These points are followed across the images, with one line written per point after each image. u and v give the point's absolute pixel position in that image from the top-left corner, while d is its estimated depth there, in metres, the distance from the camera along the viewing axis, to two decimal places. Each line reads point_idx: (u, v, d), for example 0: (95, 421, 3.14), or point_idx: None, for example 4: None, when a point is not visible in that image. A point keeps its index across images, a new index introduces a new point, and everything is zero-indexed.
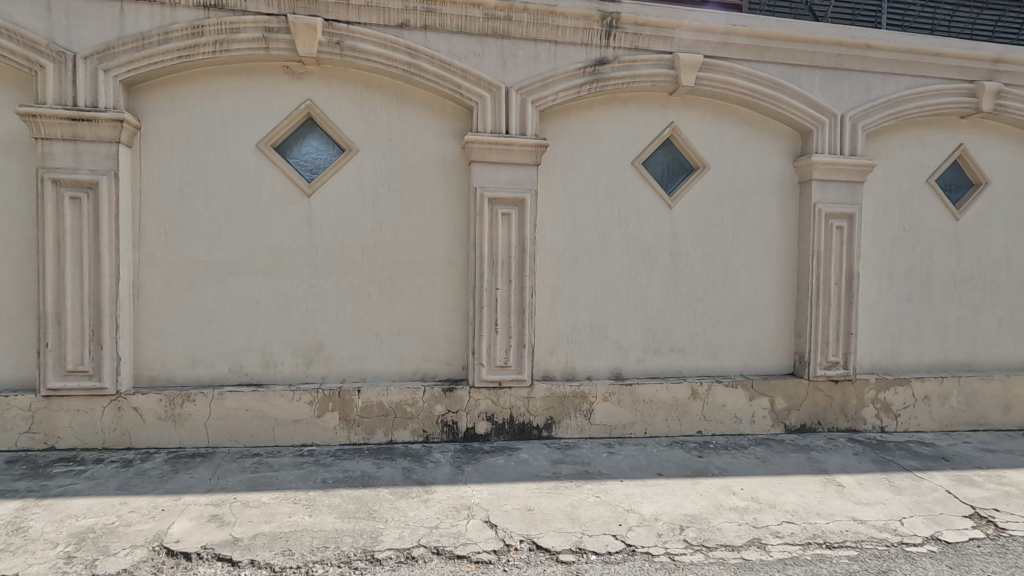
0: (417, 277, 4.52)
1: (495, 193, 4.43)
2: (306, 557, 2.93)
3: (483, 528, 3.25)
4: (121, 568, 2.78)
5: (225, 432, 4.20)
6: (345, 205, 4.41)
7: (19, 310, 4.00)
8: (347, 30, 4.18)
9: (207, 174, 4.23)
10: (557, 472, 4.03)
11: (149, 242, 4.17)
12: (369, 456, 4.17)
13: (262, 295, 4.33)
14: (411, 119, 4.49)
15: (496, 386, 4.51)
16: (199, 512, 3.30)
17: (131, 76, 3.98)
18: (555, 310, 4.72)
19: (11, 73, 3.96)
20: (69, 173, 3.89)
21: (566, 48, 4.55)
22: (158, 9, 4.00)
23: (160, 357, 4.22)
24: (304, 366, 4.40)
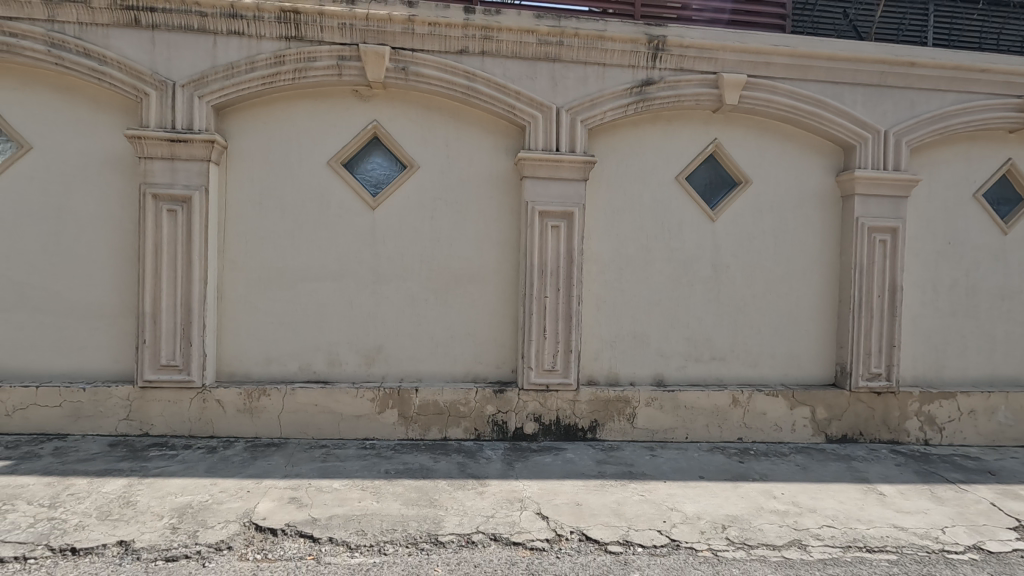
0: (470, 284, 4.83)
1: (545, 207, 4.70)
2: (377, 537, 3.24)
3: (536, 518, 3.50)
4: (219, 539, 3.14)
5: (295, 425, 4.59)
6: (406, 218, 4.76)
7: (121, 309, 4.48)
8: (411, 56, 4.55)
9: (283, 189, 4.65)
10: (602, 471, 4.25)
11: (231, 250, 4.60)
12: (426, 450, 4.48)
13: (329, 299, 4.70)
14: (467, 137, 4.82)
15: (544, 389, 4.77)
16: (280, 494, 3.66)
17: (220, 101, 4.43)
18: (600, 317, 4.96)
19: (119, 100, 4.47)
20: (166, 188, 4.36)
21: (614, 70, 4.82)
22: (245, 41, 4.45)
23: (238, 354, 4.64)
24: (366, 366, 4.75)
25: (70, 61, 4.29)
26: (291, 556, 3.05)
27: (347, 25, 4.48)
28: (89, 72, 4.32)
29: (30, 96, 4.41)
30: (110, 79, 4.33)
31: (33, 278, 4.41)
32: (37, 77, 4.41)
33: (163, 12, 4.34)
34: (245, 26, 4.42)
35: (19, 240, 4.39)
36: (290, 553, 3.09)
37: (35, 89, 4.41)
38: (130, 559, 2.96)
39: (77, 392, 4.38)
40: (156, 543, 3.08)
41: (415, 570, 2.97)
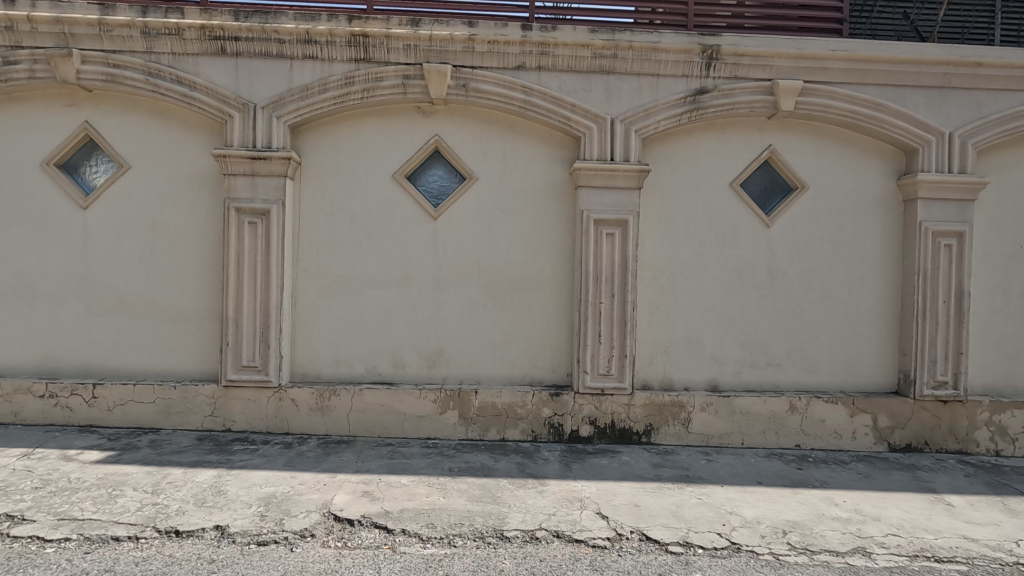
0: (527, 290, 5.00)
1: (600, 215, 4.83)
2: (447, 530, 3.38)
3: (596, 518, 3.58)
4: (303, 527, 3.36)
5: (363, 423, 4.85)
6: (466, 227, 4.98)
7: (206, 314, 4.87)
8: (471, 74, 4.79)
9: (351, 201, 4.94)
10: (658, 474, 4.32)
11: (305, 259, 4.93)
12: (486, 450, 4.66)
13: (393, 305, 4.96)
14: (524, 149, 5.00)
15: (599, 393, 4.87)
16: (353, 487, 3.88)
17: (296, 120, 4.76)
18: (654, 323, 5.03)
19: (205, 121, 4.87)
20: (248, 202, 4.72)
21: (667, 80, 4.91)
22: (319, 64, 4.78)
23: (310, 356, 4.95)
24: (428, 369, 4.98)
25: (164, 88, 4.71)
26: (369, 545, 3.23)
27: (412, 46, 4.75)
28: (181, 97, 4.73)
29: (129, 121, 4.87)
30: (199, 103, 4.73)
31: (131, 286, 4.85)
32: (135, 103, 4.87)
33: (246, 40, 4.72)
34: (318, 51, 4.75)
35: (119, 251, 4.85)
36: (367, 542, 3.27)
37: (134, 113, 4.87)
38: (227, 542, 3.21)
39: (168, 389, 4.78)
40: (248, 528, 3.32)
41: (484, 562, 3.10)
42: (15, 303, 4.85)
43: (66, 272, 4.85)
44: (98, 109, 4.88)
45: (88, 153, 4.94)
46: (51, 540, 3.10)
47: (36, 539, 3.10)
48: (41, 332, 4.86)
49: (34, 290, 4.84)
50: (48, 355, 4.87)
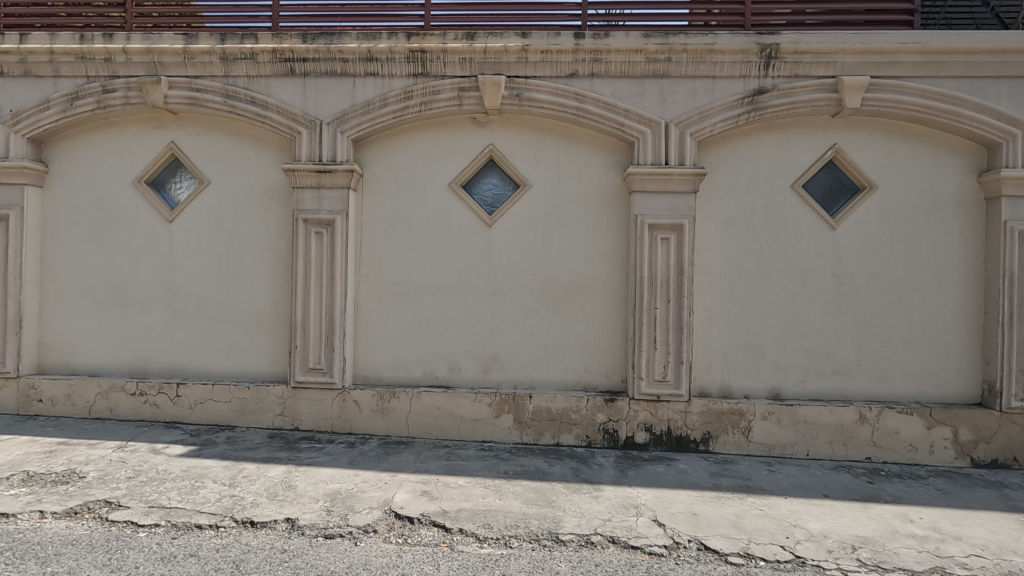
0: (581, 295, 5.03)
1: (654, 220, 4.79)
2: (503, 531, 3.43)
3: (652, 525, 3.53)
4: (366, 523, 3.49)
5: (421, 425, 5.00)
6: (520, 234, 5.06)
7: (276, 319, 5.17)
8: (525, 83, 4.88)
9: (410, 211, 5.13)
10: (717, 484, 4.21)
11: (366, 266, 5.15)
12: (540, 454, 4.70)
13: (450, 310, 5.10)
14: (577, 156, 5.04)
15: (655, 399, 4.82)
16: (412, 487, 4.00)
17: (358, 135, 5.01)
18: (710, 329, 4.94)
19: (277, 138, 5.20)
20: (314, 213, 5.00)
21: (723, 82, 4.83)
22: (380, 80, 5.02)
23: (371, 360, 5.15)
24: (484, 373, 5.09)
25: (240, 108, 5.07)
26: (428, 542, 3.32)
27: (467, 59, 4.90)
28: (254, 117, 5.08)
29: (209, 139, 5.26)
30: (271, 121, 5.05)
31: (210, 292, 5.22)
32: (215, 124, 5.27)
33: (313, 61, 5.01)
34: (379, 68, 4.99)
35: (200, 261, 5.24)
36: (425, 539, 3.36)
37: (214, 133, 5.27)
38: (296, 533, 3.38)
39: (242, 389, 5.10)
40: (316, 521, 3.49)
41: (540, 564, 3.11)
42: (111, 308, 5.32)
43: (153, 280, 5.28)
44: (182, 130, 5.31)
45: (173, 170, 5.37)
46: (143, 525, 3.37)
47: (131, 523, 3.39)
48: (132, 335, 5.31)
49: (127, 297, 5.30)
50: (138, 357, 5.31)
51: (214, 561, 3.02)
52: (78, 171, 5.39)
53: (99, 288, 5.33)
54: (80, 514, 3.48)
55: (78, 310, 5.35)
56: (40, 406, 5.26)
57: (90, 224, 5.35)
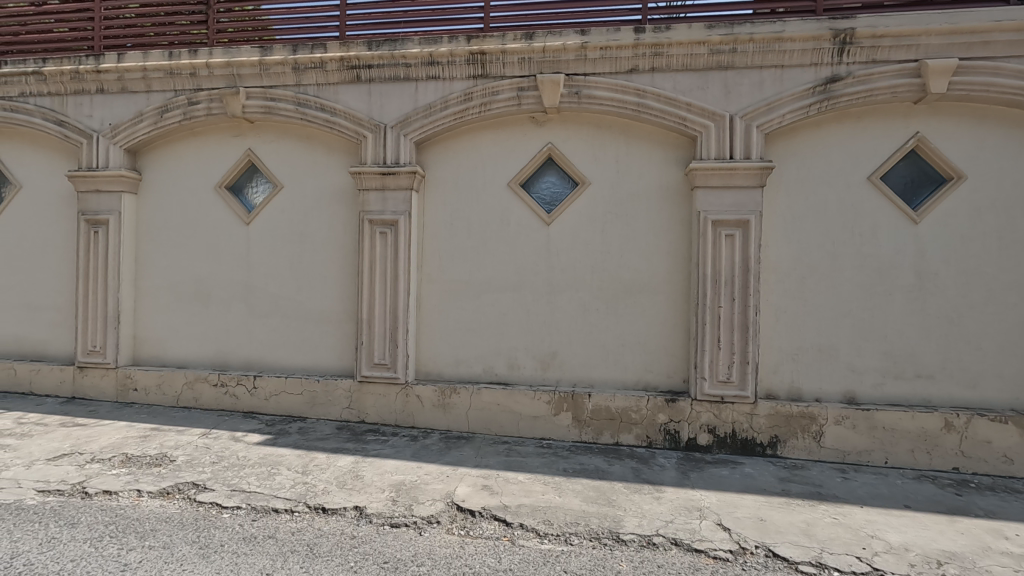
0: (641, 294, 4.96)
1: (718, 216, 4.66)
2: (563, 528, 3.44)
3: (717, 529, 3.44)
4: (430, 514, 3.60)
5: (481, 421, 5.09)
6: (579, 232, 5.05)
7: (344, 316, 5.40)
8: (584, 81, 4.87)
9: (470, 210, 5.23)
10: (786, 489, 4.05)
11: (428, 265, 5.29)
12: (600, 453, 4.67)
13: (509, 308, 5.16)
14: (637, 152, 4.97)
15: (719, 400, 4.68)
16: (473, 481, 4.08)
17: (420, 137, 5.15)
18: (778, 328, 4.75)
19: (344, 143, 5.43)
20: (379, 214, 5.18)
21: (793, 71, 4.63)
22: (441, 84, 5.15)
23: (433, 356, 5.29)
24: (543, 371, 5.11)
25: (311, 115, 5.32)
26: (489, 536, 3.37)
27: (526, 59, 4.93)
28: (324, 123, 5.32)
29: (283, 146, 5.57)
30: (339, 127, 5.28)
31: (284, 290, 5.52)
32: (288, 131, 5.56)
33: (378, 67, 5.20)
34: (440, 71, 5.12)
35: (274, 261, 5.55)
36: (487, 532, 3.42)
37: (287, 139, 5.56)
38: (364, 521, 3.52)
39: (312, 382, 5.37)
40: (382, 510, 3.62)
41: (601, 562, 3.08)
42: (196, 305, 5.73)
43: (233, 279, 5.64)
44: (258, 138, 5.64)
45: (251, 175, 5.71)
46: (226, 507, 3.62)
47: (216, 505, 3.64)
48: (214, 330, 5.69)
49: (209, 295, 5.69)
50: (220, 351, 5.68)
51: (290, 543, 3.20)
52: (167, 178, 5.83)
53: (185, 286, 5.75)
54: (172, 494, 3.78)
55: (167, 307, 5.80)
56: (135, 394, 5.73)
57: (177, 226, 5.77)
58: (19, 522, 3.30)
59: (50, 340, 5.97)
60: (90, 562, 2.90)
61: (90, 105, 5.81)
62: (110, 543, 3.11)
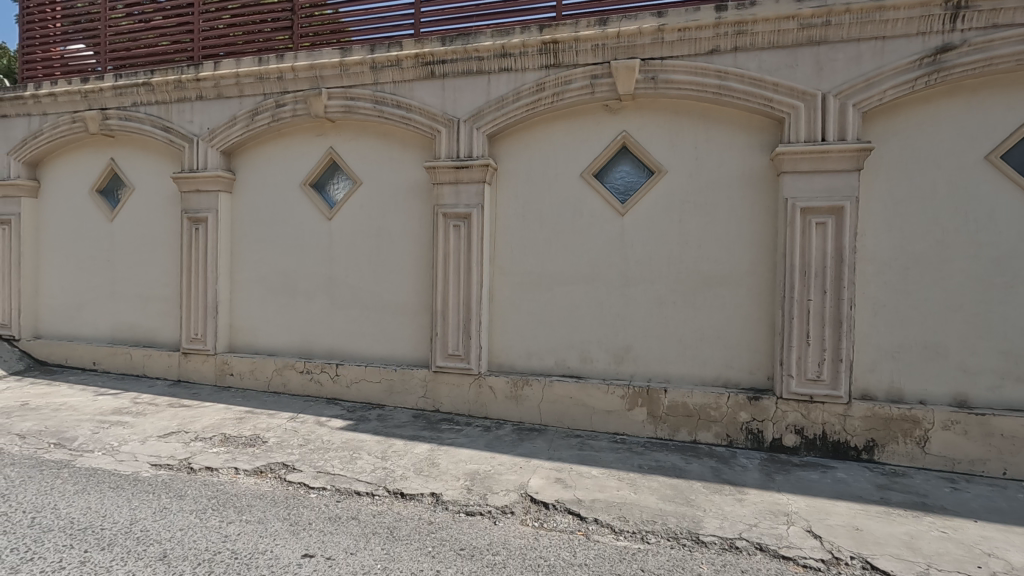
0: (721, 286, 4.74)
1: (808, 203, 4.35)
2: (639, 525, 3.35)
3: (807, 536, 3.22)
4: (504, 504, 3.62)
5: (554, 413, 5.08)
6: (655, 223, 4.89)
7: (419, 307, 5.55)
8: (660, 65, 4.69)
9: (542, 202, 5.20)
10: (885, 498, 3.74)
11: (500, 257, 5.32)
12: (676, 451, 4.52)
13: (581, 301, 5.10)
14: (717, 137, 4.74)
15: (808, 400, 4.40)
16: (546, 473, 4.07)
17: (493, 130, 5.17)
18: (876, 324, 4.39)
19: (420, 138, 5.56)
20: (453, 208, 5.26)
21: (896, 42, 4.24)
22: (514, 75, 5.14)
23: (506, 348, 5.33)
24: (616, 365, 5.01)
25: (387, 112, 5.48)
26: (564, 529, 3.35)
27: (600, 46, 4.82)
28: (400, 119, 5.46)
29: (362, 143, 5.77)
30: (414, 123, 5.40)
31: (363, 282, 5.75)
32: (366, 129, 5.76)
33: (451, 62, 5.27)
34: (512, 63, 5.11)
35: (354, 254, 5.78)
36: (561, 526, 3.40)
37: (365, 137, 5.76)
38: (441, 507, 3.60)
39: (390, 371, 5.56)
40: (458, 498, 3.69)
41: (680, 563, 2.98)
42: (284, 297, 6.08)
43: (317, 272, 5.93)
44: (339, 136, 5.87)
45: (332, 173, 5.97)
46: (313, 487, 3.82)
47: (304, 485, 3.85)
48: (300, 320, 6.02)
49: (296, 287, 6.02)
50: (305, 340, 6.00)
51: (371, 525, 3.33)
52: (257, 177, 6.21)
53: (274, 279, 6.11)
54: (265, 473, 4.04)
55: (259, 298, 6.19)
56: (231, 379, 6.18)
57: (266, 223, 6.14)
58: (136, 492, 3.66)
59: (159, 328, 6.55)
60: (196, 532, 3.15)
61: (191, 111, 6.29)
62: (213, 515, 3.37)
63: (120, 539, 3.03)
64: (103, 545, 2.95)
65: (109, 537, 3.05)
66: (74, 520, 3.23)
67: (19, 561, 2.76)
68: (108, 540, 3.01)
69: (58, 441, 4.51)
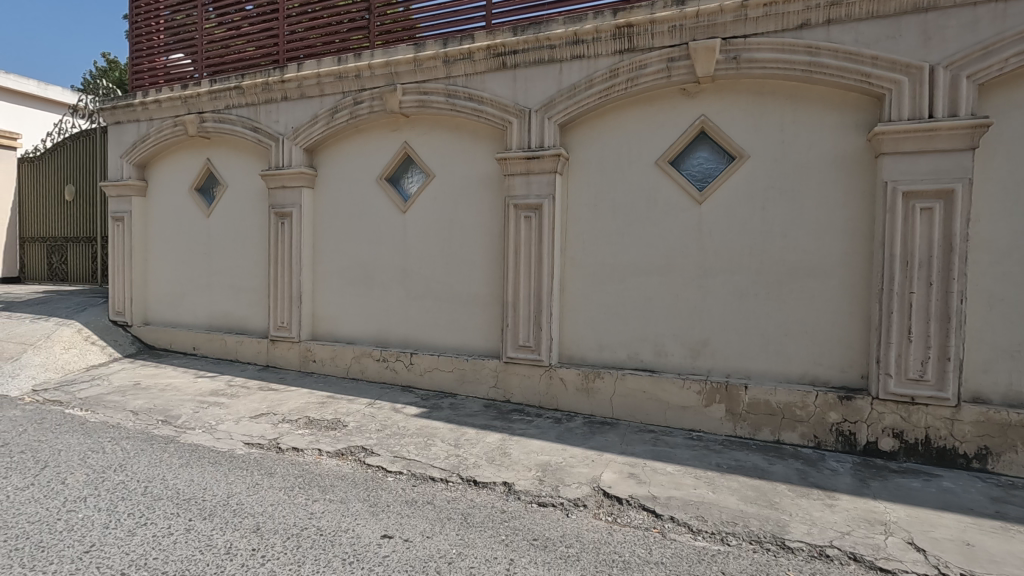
0: (809, 278, 4.45)
1: (911, 186, 3.98)
2: (719, 526, 3.21)
3: (908, 548, 2.97)
4: (576, 496, 3.59)
5: (626, 408, 4.97)
6: (735, 211, 4.65)
7: (490, 298, 5.60)
8: (743, 43, 4.43)
9: (614, 191, 5.09)
10: (1001, 512, 3.38)
11: (571, 248, 5.26)
12: (758, 451, 4.30)
13: (655, 293, 4.95)
14: (806, 119, 4.44)
15: (908, 401, 4.04)
16: (619, 468, 3.99)
17: (565, 119, 5.10)
18: (990, 319, 3.96)
19: (491, 130, 5.58)
20: (524, 199, 5.25)
21: (1020, 4, 3.78)
22: (586, 63, 5.04)
23: (576, 340, 5.27)
24: (692, 359, 4.83)
25: (459, 105, 5.54)
26: (638, 525, 3.27)
27: (677, 27, 4.63)
28: (472, 112, 5.50)
29: (435, 137, 5.87)
30: (485, 115, 5.43)
31: (436, 273, 5.87)
32: (439, 122, 5.85)
33: (522, 52, 5.24)
34: (585, 50, 5.01)
35: (427, 246, 5.91)
36: (636, 522, 3.32)
37: (438, 131, 5.86)
38: (514, 497, 3.62)
39: (461, 361, 5.65)
40: (530, 488, 3.70)
41: (764, 568, 2.83)
42: (362, 287, 6.33)
43: (392, 263, 6.12)
44: (413, 131, 6.01)
45: (406, 167, 6.12)
46: (391, 471, 3.96)
47: (382, 468, 4.00)
48: (377, 310, 6.24)
49: (373, 278, 6.25)
50: (381, 329, 6.22)
51: (446, 510, 3.40)
52: (337, 172, 6.48)
53: (353, 270, 6.37)
54: (346, 456, 4.22)
55: (338, 289, 6.48)
56: (314, 365, 6.51)
57: (345, 216, 6.40)
58: (232, 468, 3.94)
59: (249, 316, 7.01)
60: (285, 508, 3.34)
61: (277, 112, 6.64)
62: (300, 493, 3.57)
63: (219, 510, 3.27)
64: (204, 515, 3.19)
65: (209, 508, 3.30)
66: (179, 491, 3.52)
67: (135, 525, 3.04)
68: (209, 510, 3.26)
69: (164, 418, 4.94)
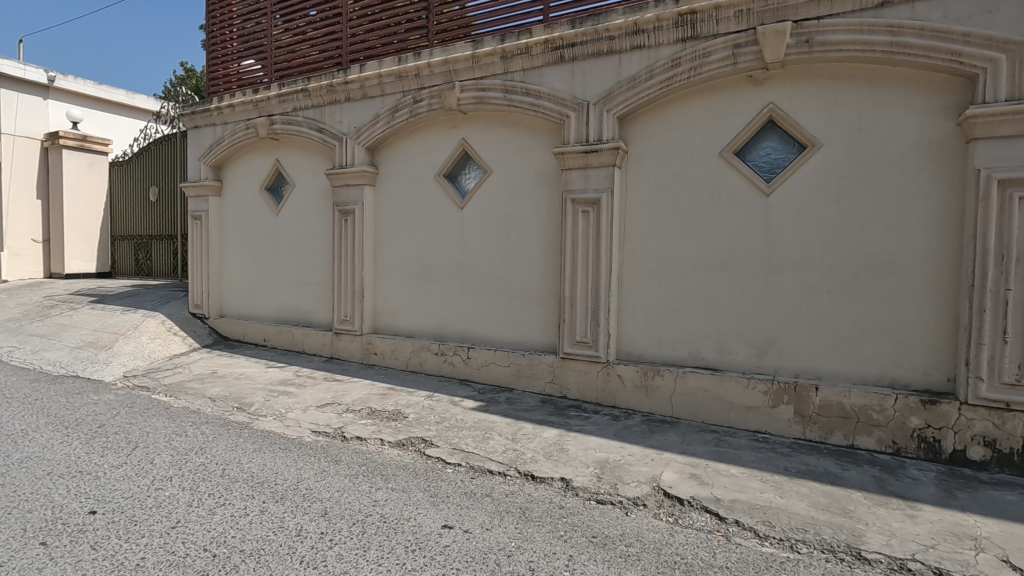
0: (888, 273, 4.18)
1: (1008, 174, 3.65)
2: (788, 532, 3.08)
3: (1002, 566, 2.74)
4: (636, 495, 3.53)
5: (687, 406, 4.84)
6: (807, 203, 4.42)
7: (547, 293, 5.58)
8: (816, 25, 4.19)
9: (675, 184, 4.95)
10: None
11: (630, 242, 5.17)
12: (830, 455, 4.09)
13: (719, 289, 4.78)
14: (887, 103, 4.16)
15: (1003, 407, 3.73)
16: (680, 468, 3.89)
17: (624, 111, 5.00)
18: None
19: (549, 125, 5.55)
20: (582, 193, 5.19)
21: None
22: (647, 53, 4.92)
23: (635, 337, 5.18)
24: (758, 358, 4.64)
25: (517, 100, 5.53)
26: (701, 527, 3.19)
27: (744, 11, 4.44)
28: (529, 107, 5.48)
29: (492, 133, 5.90)
30: (543, 109, 5.40)
31: (493, 268, 5.91)
32: (496, 118, 5.87)
33: (581, 44, 5.18)
34: (645, 40, 4.89)
35: (485, 241, 5.96)
36: (699, 524, 3.23)
37: (495, 127, 5.88)
38: (571, 493, 3.61)
39: (518, 356, 5.67)
40: (588, 485, 3.67)
41: None
42: (420, 282, 6.46)
43: (450, 259, 6.22)
44: (471, 127, 6.06)
45: (464, 164, 6.19)
46: (450, 463, 4.03)
47: (441, 460, 4.08)
48: (435, 305, 6.36)
49: (431, 273, 6.37)
50: (439, 323, 6.34)
51: (505, 504, 3.43)
52: (397, 170, 6.63)
53: (412, 265, 6.52)
54: (407, 446, 4.33)
55: (398, 284, 6.65)
56: (375, 357, 6.71)
57: (405, 213, 6.55)
58: (301, 454, 4.12)
59: (315, 309, 7.31)
60: (351, 494, 3.47)
61: (341, 112, 6.87)
62: (364, 480, 3.69)
63: (289, 494, 3.43)
64: (277, 498, 3.36)
65: (281, 491, 3.47)
66: (254, 474, 3.72)
67: (215, 505, 3.24)
68: (280, 494, 3.43)
69: (239, 405, 5.23)
